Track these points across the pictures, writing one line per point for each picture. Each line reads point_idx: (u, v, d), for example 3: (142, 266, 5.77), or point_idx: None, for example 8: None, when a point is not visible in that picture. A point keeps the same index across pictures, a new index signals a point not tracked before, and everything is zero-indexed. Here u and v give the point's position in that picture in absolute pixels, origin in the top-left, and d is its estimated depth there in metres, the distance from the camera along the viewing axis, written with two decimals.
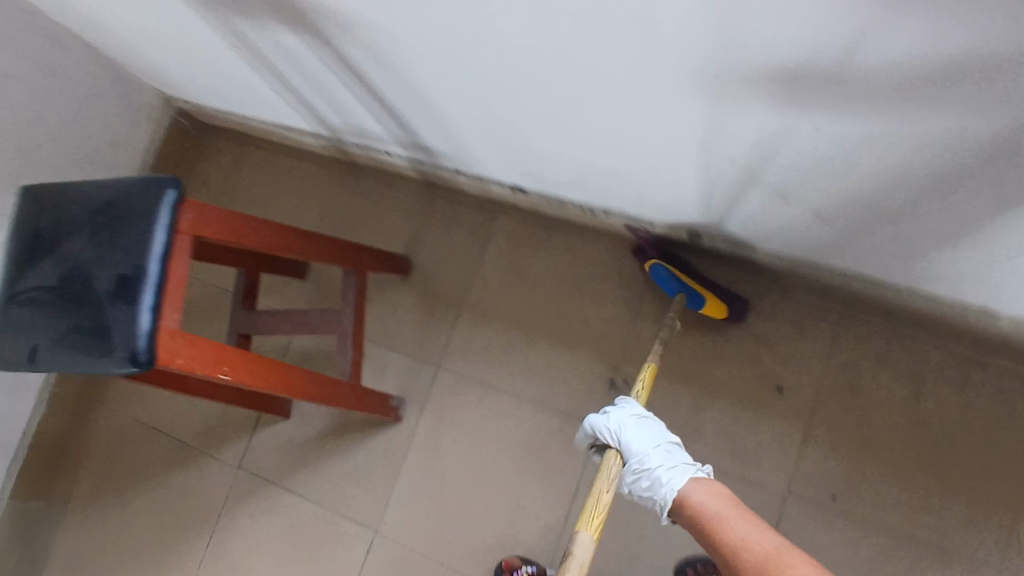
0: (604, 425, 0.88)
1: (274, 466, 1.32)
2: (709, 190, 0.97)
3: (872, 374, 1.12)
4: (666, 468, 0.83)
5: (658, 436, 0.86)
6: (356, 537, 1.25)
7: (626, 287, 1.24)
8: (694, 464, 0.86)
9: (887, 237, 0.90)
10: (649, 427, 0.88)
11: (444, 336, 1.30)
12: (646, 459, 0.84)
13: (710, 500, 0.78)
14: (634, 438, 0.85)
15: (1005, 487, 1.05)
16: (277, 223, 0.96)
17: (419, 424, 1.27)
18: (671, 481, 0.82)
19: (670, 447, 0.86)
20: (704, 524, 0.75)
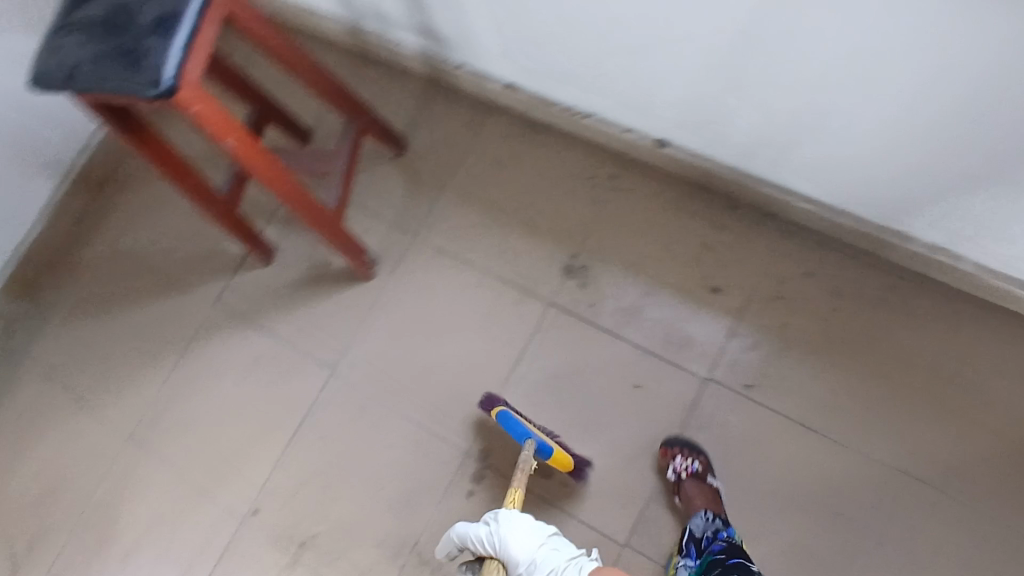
0: (484, 544, 0.95)
1: (249, 304, 1.43)
2: (674, 80, 1.11)
3: (799, 284, 1.24)
4: (567, 569, 0.95)
5: (540, 539, 0.97)
6: (313, 373, 1.36)
7: (595, 188, 1.37)
8: (581, 556, 0.99)
9: (807, 138, 1.07)
10: (522, 522, 0.97)
11: (425, 211, 1.43)
12: (528, 557, 0.94)
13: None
14: (523, 544, 0.95)
15: (901, 395, 1.17)
16: (294, 45, 1.13)
17: (388, 283, 1.39)
18: (570, 574, 0.94)
19: (551, 537, 0.99)
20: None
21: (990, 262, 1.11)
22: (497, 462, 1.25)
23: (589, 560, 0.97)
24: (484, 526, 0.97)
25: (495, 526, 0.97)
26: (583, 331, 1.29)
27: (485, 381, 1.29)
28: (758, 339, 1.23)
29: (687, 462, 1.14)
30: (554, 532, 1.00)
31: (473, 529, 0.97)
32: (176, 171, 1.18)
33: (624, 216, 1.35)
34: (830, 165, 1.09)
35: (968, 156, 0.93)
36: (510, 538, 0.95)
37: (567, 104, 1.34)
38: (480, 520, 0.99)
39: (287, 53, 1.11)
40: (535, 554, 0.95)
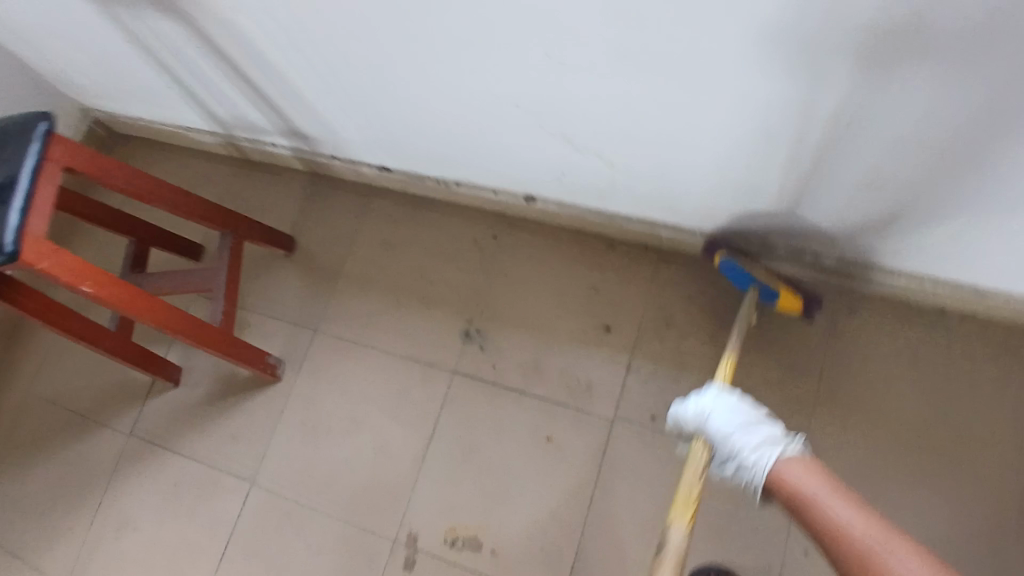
0: (687, 420, 0.98)
1: (163, 429, 1.42)
2: (519, 143, 1.15)
3: (684, 308, 1.27)
4: (751, 449, 0.89)
5: (732, 421, 0.92)
6: (234, 487, 1.35)
7: (480, 251, 1.40)
8: (784, 437, 0.89)
9: (650, 175, 1.11)
10: (732, 407, 0.93)
11: (322, 303, 1.45)
12: (722, 436, 0.92)
13: (812, 478, 0.82)
14: (713, 418, 0.94)
15: (797, 398, 1.20)
16: (151, 177, 1.16)
17: (296, 382, 1.40)
18: (757, 461, 0.87)
19: (756, 421, 0.91)
20: (801, 501, 0.80)
21: (849, 256, 1.16)
22: (425, 544, 1.24)
23: (774, 446, 0.87)
24: (707, 401, 0.96)
25: (709, 408, 0.95)
26: (489, 393, 1.30)
27: (403, 462, 1.30)
28: (654, 369, 1.25)
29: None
30: (764, 415, 0.92)
31: (686, 407, 0.98)
32: (55, 319, 1.17)
33: (512, 273, 1.37)
34: (680, 194, 1.13)
35: (795, 165, 0.96)
36: (705, 418, 0.95)
37: (435, 176, 1.37)
38: (688, 398, 0.99)
39: (145, 187, 1.14)
40: (723, 424, 0.92)
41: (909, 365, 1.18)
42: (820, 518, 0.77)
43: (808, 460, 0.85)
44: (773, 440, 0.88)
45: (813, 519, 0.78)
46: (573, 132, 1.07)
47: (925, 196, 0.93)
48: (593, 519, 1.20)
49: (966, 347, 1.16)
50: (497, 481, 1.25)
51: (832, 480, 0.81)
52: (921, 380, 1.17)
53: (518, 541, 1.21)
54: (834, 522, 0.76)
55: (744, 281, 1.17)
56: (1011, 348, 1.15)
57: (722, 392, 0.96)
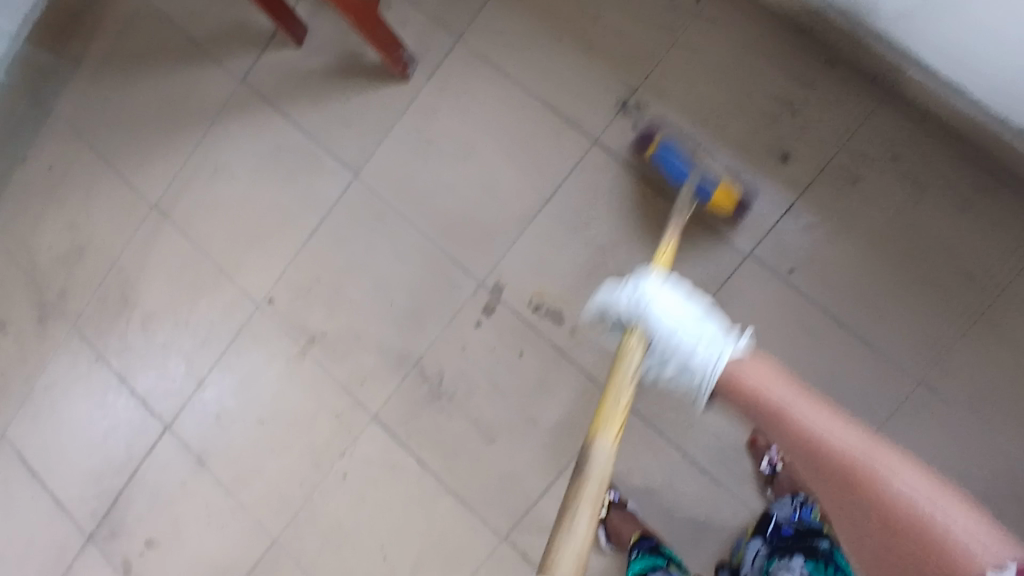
0: (623, 313, 0.85)
1: (274, 88, 1.33)
2: None
3: (881, 168, 1.08)
4: (699, 351, 0.82)
5: (682, 301, 0.83)
6: (333, 174, 1.29)
7: (674, 12, 1.16)
8: (730, 329, 0.84)
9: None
10: (681, 286, 0.84)
11: (473, 8, 1.24)
12: (670, 338, 0.82)
13: (776, 380, 0.80)
14: (667, 324, 0.82)
15: (957, 310, 1.05)
16: None
17: (422, 86, 1.25)
18: (705, 373, 0.82)
19: (703, 313, 0.84)
20: (769, 408, 0.79)
21: None
22: (508, 299, 1.21)
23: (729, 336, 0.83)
24: (632, 295, 0.84)
25: (634, 292, 0.84)
26: (625, 177, 1.17)
27: (509, 214, 1.21)
28: (815, 220, 1.10)
29: (781, 455, 1.09)
30: (710, 303, 0.85)
31: (616, 294, 0.86)
32: None
33: (699, 51, 1.15)
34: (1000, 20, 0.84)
35: None
36: (645, 303, 0.83)
37: None
38: (624, 284, 0.86)
39: None
40: (692, 340, 0.82)
41: None
42: (794, 425, 0.77)
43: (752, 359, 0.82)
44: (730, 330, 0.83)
45: (790, 433, 0.77)
46: None
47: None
48: None
49: None
50: (599, 270, 1.18)
51: (799, 387, 0.81)
52: None
53: (600, 330, 1.17)
54: (800, 436, 0.76)
55: (681, 172, 1.09)
56: None
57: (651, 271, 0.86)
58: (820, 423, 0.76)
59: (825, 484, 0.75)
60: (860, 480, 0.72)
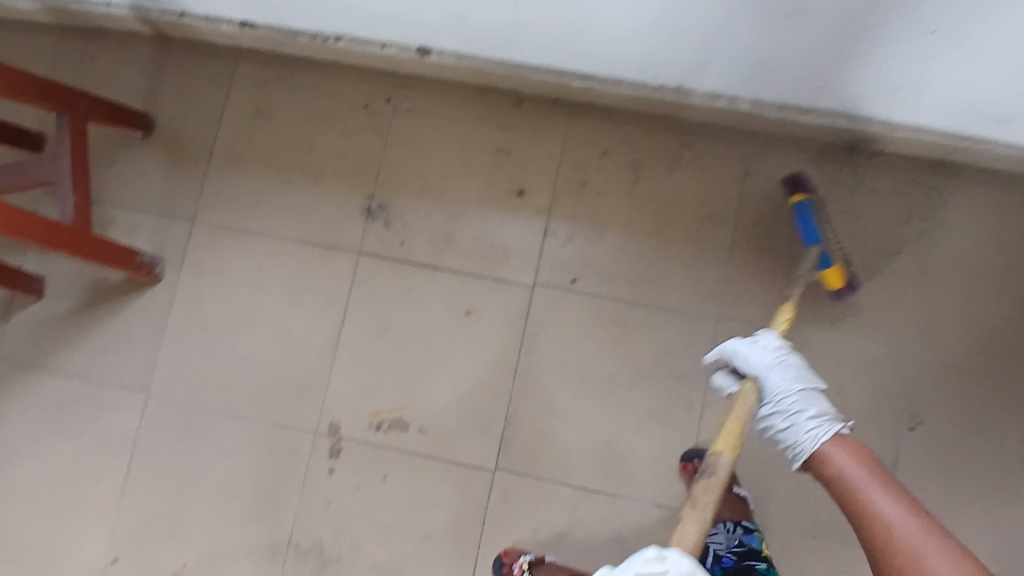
0: (742, 363, 0.87)
1: (29, 348, 1.24)
2: None
3: (598, 165, 1.22)
4: (810, 419, 0.81)
5: (796, 383, 0.84)
6: (126, 401, 1.22)
7: (373, 118, 1.26)
8: (836, 416, 0.82)
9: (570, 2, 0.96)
10: (797, 366, 0.85)
11: (195, 189, 1.26)
12: (789, 390, 0.83)
13: (856, 464, 0.75)
14: (776, 371, 0.85)
15: (713, 246, 1.19)
16: None
17: (177, 279, 1.24)
18: (817, 435, 0.79)
19: (812, 391, 0.84)
20: (847, 490, 0.73)
21: (766, 97, 1.11)
22: (349, 432, 1.18)
23: (831, 423, 0.80)
24: (765, 350, 0.86)
25: (769, 356, 0.86)
26: (399, 269, 1.21)
27: (313, 354, 1.20)
28: (571, 230, 1.21)
29: None
30: (818, 386, 0.84)
31: (743, 346, 0.88)
32: None
33: (411, 139, 1.25)
34: (608, 26, 1.00)
35: None
36: (762, 369, 0.85)
37: (310, 29, 1.19)
38: (753, 338, 0.89)
39: None
40: (795, 376, 0.84)
41: (819, 204, 1.18)
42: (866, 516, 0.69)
43: (848, 442, 0.78)
44: (828, 418, 0.80)
45: (873, 530, 0.68)
46: None
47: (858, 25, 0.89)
48: (520, 385, 1.17)
49: (873, 182, 1.18)
50: (418, 361, 1.19)
51: (875, 462, 0.74)
52: (830, 218, 1.18)
53: (445, 415, 1.17)
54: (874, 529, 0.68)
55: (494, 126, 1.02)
56: (919, 179, 1.17)
57: (776, 344, 0.86)
58: (890, 509, 0.68)
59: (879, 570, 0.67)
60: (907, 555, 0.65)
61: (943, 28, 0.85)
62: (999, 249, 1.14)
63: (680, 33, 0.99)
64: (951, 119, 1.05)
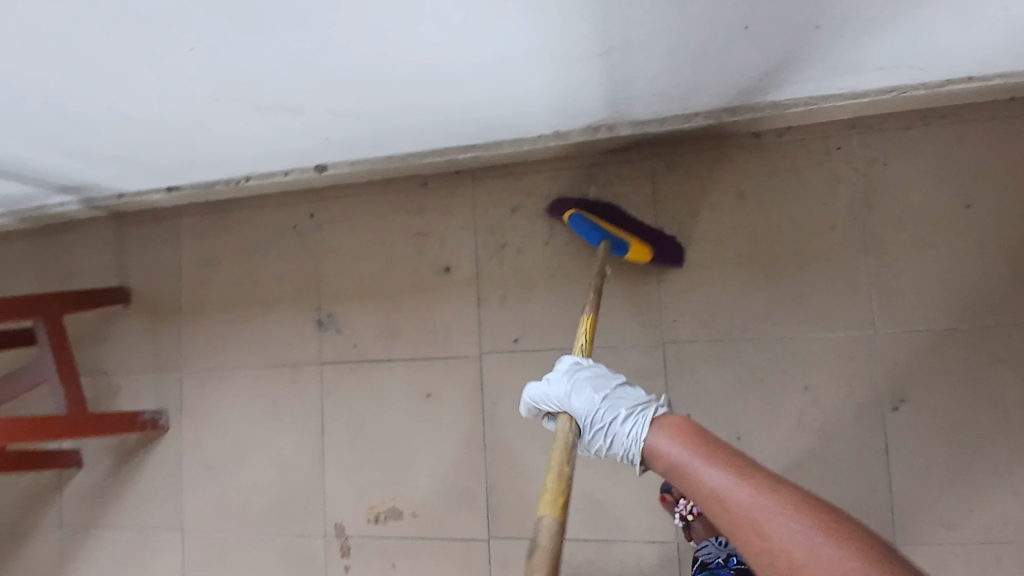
0: (552, 402, 0.86)
1: (83, 514, 1.42)
2: (265, 130, 1.05)
3: (511, 223, 1.22)
4: (624, 420, 0.79)
5: (594, 395, 0.82)
6: (166, 544, 1.36)
7: (302, 236, 1.33)
8: (647, 399, 0.80)
9: (400, 100, 0.97)
10: (592, 379, 0.84)
11: (175, 342, 1.40)
12: (589, 410, 0.81)
13: (676, 442, 0.69)
14: (575, 392, 0.84)
15: (642, 271, 1.16)
16: None
17: (180, 426, 1.37)
18: (633, 435, 0.76)
19: (619, 389, 0.82)
20: (676, 469, 0.66)
21: (643, 116, 1.08)
22: (353, 530, 1.26)
23: (643, 411, 0.78)
24: (563, 376, 0.87)
25: (565, 383, 0.86)
26: (358, 371, 1.28)
27: (305, 467, 1.29)
28: (502, 293, 1.22)
29: (691, 503, 1.07)
30: (620, 382, 0.83)
31: (545, 387, 0.88)
32: None
33: (337, 247, 1.31)
34: (453, 111, 1.02)
35: (533, 56, 0.84)
36: (564, 399, 0.84)
37: (220, 179, 1.28)
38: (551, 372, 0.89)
39: None
40: (578, 399, 0.83)
41: (739, 200, 1.12)
42: (693, 488, 0.63)
43: (667, 417, 0.76)
44: (638, 405, 0.79)
45: (707, 504, 0.61)
46: (296, 102, 0.95)
47: (674, 45, 0.83)
48: (491, 454, 1.20)
49: (789, 162, 1.11)
50: (395, 453, 1.25)
51: (697, 430, 0.69)
52: (756, 212, 1.12)
53: (430, 498, 1.23)
54: (711, 495, 0.61)
55: (588, 233, 1.09)
56: (835, 146, 1.09)
57: (579, 366, 0.87)
58: (719, 479, 0.61)
59: (732, 537, 0.60)
60: (748, 527, 0.57)
61: (751, 21, 0.77)
62: (950, 192, 1.05)
63: (520, 99, 0.98)
64: (842, 82, 0.98)
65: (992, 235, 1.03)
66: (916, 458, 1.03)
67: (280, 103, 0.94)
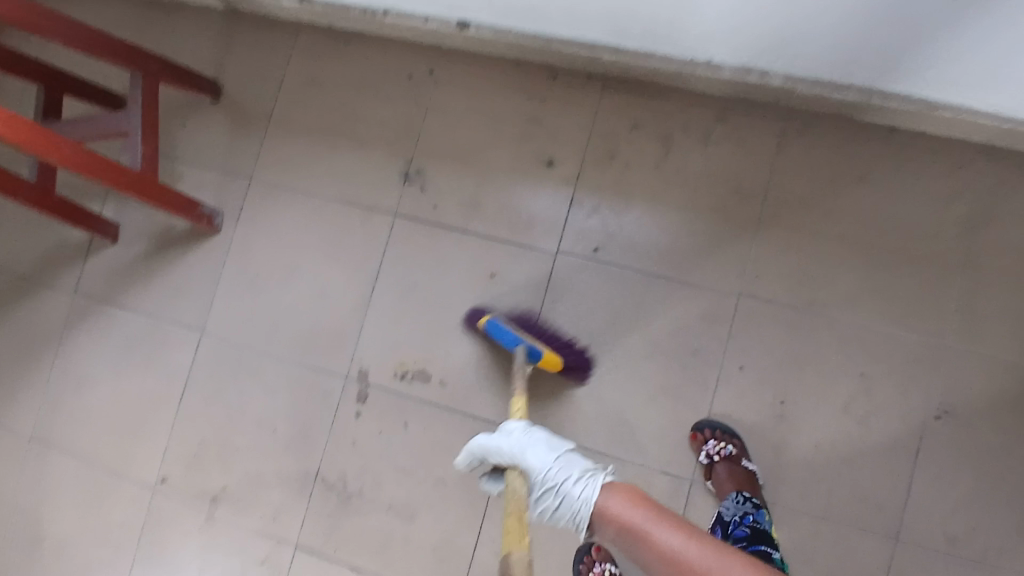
0: (499, 455, 0.94)
1: (108, 286, 1.40)
2: None
3: (628, 138, 1.24)
4: (574, 482, 0.87)
5: (547, 455, 0.90)
6: (183, 338, 1.35)
7: (415, 87, 1.32)
8: (597, 467, 0.89)
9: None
10: (548, 440, 0.92)
11: (254, 151, 1.38)
12: (545, 471, 0.89)
13: (636, 507, 0.80)
14: (531, 451, 0.91)
15: (738, 220, 1.18)
16: (90, 29, 1.15)
17: (234, 231, 1.37)
18: (585, 493, 0.85)
19: (570, 454, 0.90)
20: (633, 534, 0.78)
21: (799, 73, 1.09)
22: (376, 379, 1.26)
23: (599, 475, 0.86)
24: (519, 435, 0.93)
25: (523, 439, 0.93)
26: (431, 231, 1.28)
27: (348, 305, 1.29)
28: (597, 201, 1.24)
29: (720, 446, 1.09)
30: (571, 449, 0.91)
31: (491, 442, 0.95)
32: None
33: (448, 108, 1.31)
34: None
35: None
36: (519, 451, 0.92)
37: (359, 4, 1.26)
38: (501, 429, 0.96)
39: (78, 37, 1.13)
40: (535, 455, 0.91)
41: (858, 183, 1.15)
42: (646, 548, 0.76)
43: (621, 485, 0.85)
44: (593, 469, 0.88)
45: (662, 569, 0.75)
46: None
47: None
48: None
49: (915, 163, 1.14)
50: (442, 319, 1.26)
51: (651, 501, 0.80)
52: (868, 199, 1.14)
53: (464, 371, 1.24)
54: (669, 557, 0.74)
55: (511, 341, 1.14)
56: (960, 164, 1.12)
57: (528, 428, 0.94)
58: (673, 538, 0.75)
59: None
60: None
61: None
62: None
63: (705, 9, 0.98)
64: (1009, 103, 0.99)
65: None
66: (942, 469, 1.07)
67: None
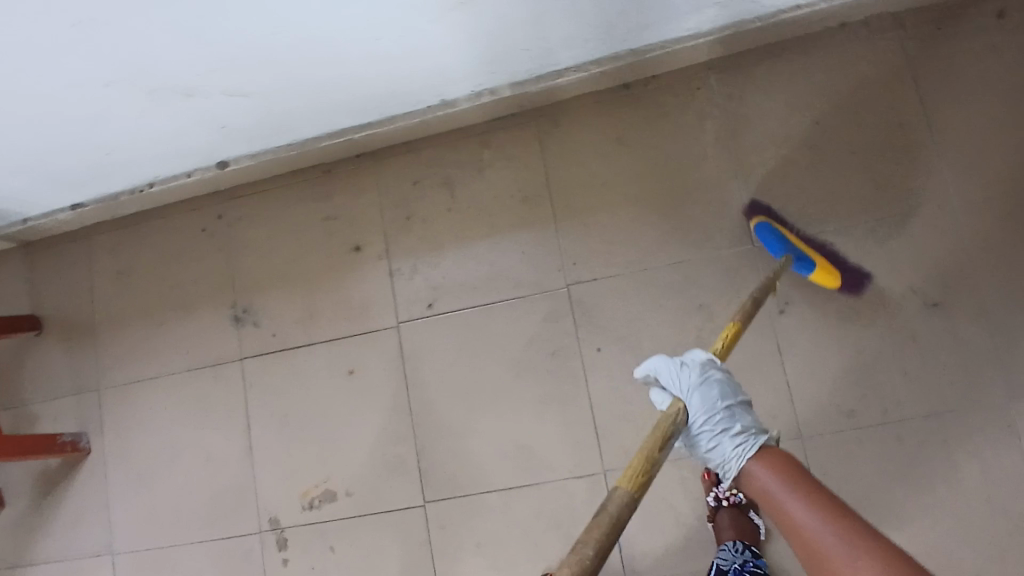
0: (671, 383, 0.87)
1: (7, 551, 1.36)
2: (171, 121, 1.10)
3: (415, 196, 1.27)
4: (734, 441, 0.81)
5: (716, 399, 0.83)
6: (97, 567, 1.31)
7: (213, 236, 1.36)
8: (760, 429, 0.83)
9: (301, 71, 1.02)
10: (722, 383, 0.84)
11: (94, 360, 1.38)
12: (699, 423, 0.83)
13: (771, 474, 0.77)
14: (699, 394, 0.84)
15: (538, 220, 1.23)
16: None
17: (104, 442, 1.35)
18: (735, 457, 0.81)
19: (738, 407, 0.84)
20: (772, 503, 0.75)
21: (522, 77, 1.17)
22: (289, 519, 1.24)
23: (755, 437, 0.81)
24: (683, 367, 0.87)
25: (694, 377, 0.85)
26: (279, 357, 1.29)
27: (235, 462, 1.28)
28: (413, 262, 1.26)
29: (731, 491, 1.09)
30: (743, 401, 0.84)
31: (671, 369, 0.87)
32: None
33: (251, 240, 1.34)
34: (340, 85, 1.08)
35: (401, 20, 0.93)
36: (686, 390, 0.84)
37: (126, 189, 1.30)
38: (683, 356, 0.89)
39: None
40: (715, 404, 0.83)
41: (620, 144, 1.22)
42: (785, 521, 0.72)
43: (773, 448, 0.81)
44: (753, 430, 0.82)
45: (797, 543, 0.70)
46: (194, 85, 1.01)
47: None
48: (418, 419, 1.22)
49: (658, 107, 1.22)
50: (324, 432, 1.25)
51: (802, 473, 0.76)
52: (635, 154, 1.21)
53: (364, 470, 1.23)
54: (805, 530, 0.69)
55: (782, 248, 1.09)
56: (698, 86, 1.21)
57: (710, 367, 0.86)
58: (812, 519, 0.69)
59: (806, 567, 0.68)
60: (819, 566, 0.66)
61: None
62: (804, 110, 1.18)
63: (407, 69, 1.07)
64: (696, 24, 1.10)
65: (841, 142, 1.17)
66: None
67: (178, 86, 1.00)
